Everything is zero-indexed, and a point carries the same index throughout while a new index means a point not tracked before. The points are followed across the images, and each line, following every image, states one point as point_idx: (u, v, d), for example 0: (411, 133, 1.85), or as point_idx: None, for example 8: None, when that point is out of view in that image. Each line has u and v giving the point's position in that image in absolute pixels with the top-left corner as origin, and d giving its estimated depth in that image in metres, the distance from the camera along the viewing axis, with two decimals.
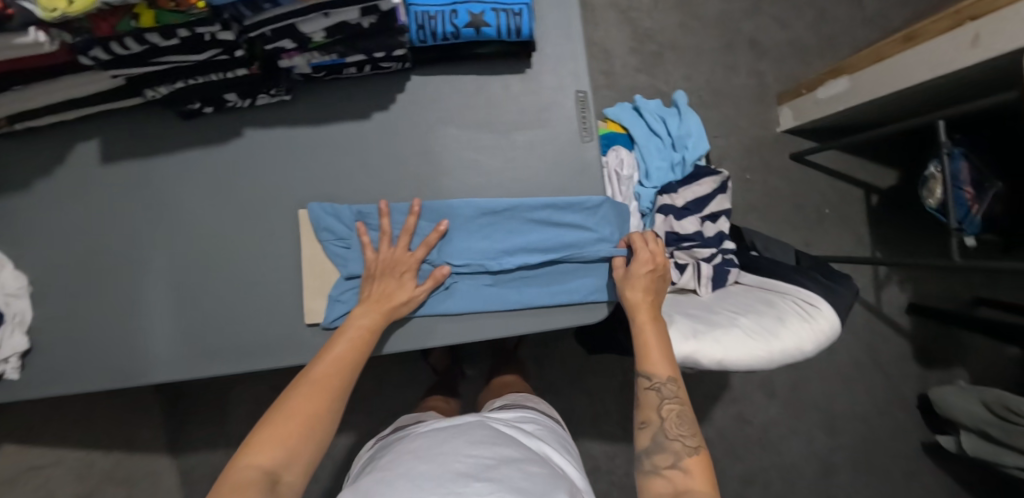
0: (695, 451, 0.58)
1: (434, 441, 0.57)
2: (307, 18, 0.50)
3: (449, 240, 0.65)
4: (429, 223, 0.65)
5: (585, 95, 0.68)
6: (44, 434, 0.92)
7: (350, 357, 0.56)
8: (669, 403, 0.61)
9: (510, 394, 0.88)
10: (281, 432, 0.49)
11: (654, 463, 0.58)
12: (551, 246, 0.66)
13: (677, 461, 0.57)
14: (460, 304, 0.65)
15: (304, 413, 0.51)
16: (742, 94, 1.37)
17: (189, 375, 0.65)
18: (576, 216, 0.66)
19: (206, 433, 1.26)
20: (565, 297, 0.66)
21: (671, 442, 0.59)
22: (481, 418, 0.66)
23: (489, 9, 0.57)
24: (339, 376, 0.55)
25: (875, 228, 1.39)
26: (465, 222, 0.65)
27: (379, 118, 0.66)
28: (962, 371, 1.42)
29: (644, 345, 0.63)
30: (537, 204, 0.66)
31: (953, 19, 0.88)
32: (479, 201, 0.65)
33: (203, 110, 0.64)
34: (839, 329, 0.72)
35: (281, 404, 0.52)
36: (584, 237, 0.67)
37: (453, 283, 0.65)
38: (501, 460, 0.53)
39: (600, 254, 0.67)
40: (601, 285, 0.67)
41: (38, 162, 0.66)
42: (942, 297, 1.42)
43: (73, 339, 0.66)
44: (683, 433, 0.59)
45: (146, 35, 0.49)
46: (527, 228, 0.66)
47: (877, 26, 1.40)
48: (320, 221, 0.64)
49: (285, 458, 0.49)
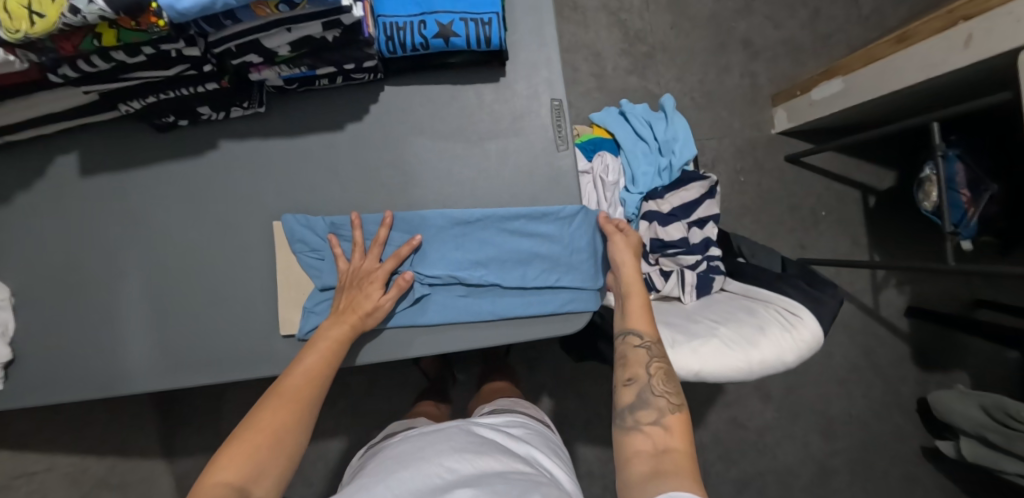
0: (678, 409, 0.56)
1: (416, 447, 0.57)
2: (271, 33, 0.50)
3: (422, 251, 0.65)
4: (401, 234, 0.65)
5: (560, 103, 0.67)
6: (37, 439, 0.94)
7: (320, 370, 0.56)
8: (658, 362, 0.60)
9: (499, 399, 0.86)
10: (248, 448, 0.48)
11: (637, 419, 0.56)
12: (526, 256, 0.66)
13: (659, 418, 0.55)
14: (433, 315, 0.65)
15: (272, 426, 0.50)
16: (735, 95, 1.36)
17: (168, 385, 0.66)
18: (551, 224, 0.66)
19: (201, 437, 1.27)
20: (539, 308, 0.66)
21: (656, 399, 0.57)
22: (465, 422, 0.66)
23: (457, 20, 0.57)
24: (308, 389, 0.54)
25: (873, 229, 1.37)
26: (439, 233, 0.65)
27: (353, 128, 0.66)
28: (963, 374, 1.39)
29: (633, 306, 0.65)
30: (511, 213, 0.65)
31: (946, 19, 0.86)
32: (452, 212, 0.65)
33: (178, 122, 0.64)
34: (822, 339, 0.71)
35: (249, 419, 0.51)
36: (559, 246, 0.66)
37: (427, 294, 0.65)
38: (483, 471, 0.51)
39: (574, 263, 0.66)
40: (576, 295, 0.67)
41: (19, 176, 0.67)
42: (942, 299, 1.39)
43: (55, 349, 0.67)
44: (668, 390, 0.58)
45: (111, 53, 0.49)
46: (501, 237, 0.66)
47: (873, 24, 1.37)
48: (294, 233, 0.64)
49: (253, 474, 0.47)
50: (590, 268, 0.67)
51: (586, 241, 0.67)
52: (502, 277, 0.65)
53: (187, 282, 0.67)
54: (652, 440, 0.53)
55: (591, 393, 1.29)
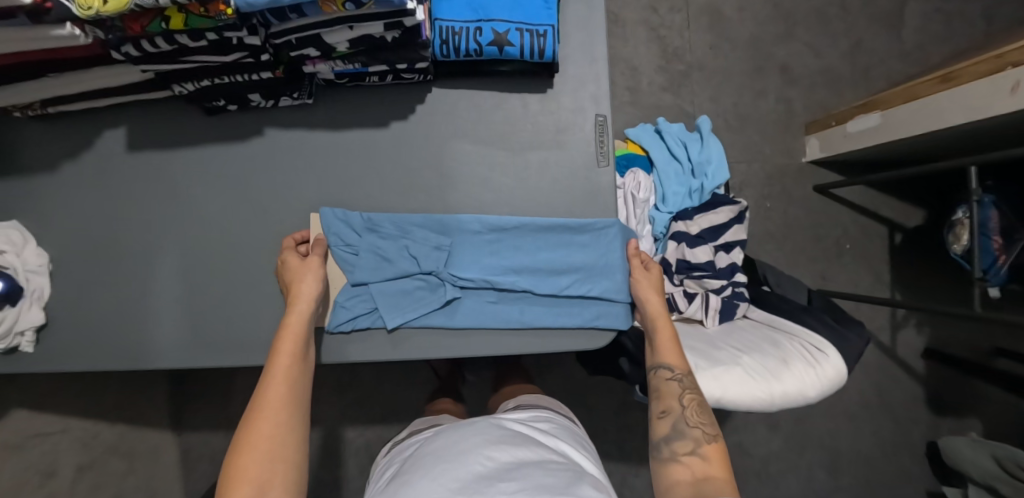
0: (714, 438, 0.57)
1: (452, 441, 0.57)
2: (332, 29, 0.51)
3: (456, 254, 0.66)
4: (433, 234, 0.65)
5: (604, 119, 0.67)
6: (54, 402, 0.95)
7: (290, 366, 0.56)
8: (690, 392, 0.61)
9: (524, 395, 0.87)
10: (246, 463, 0.48)
11: (673, 450, 0.57)
12: (558, 268, 0.67)
13: (695, 448, 0.56)
14: (463, 319, 0.65)
15: (260, 442, 0.50)
16: (768, 120, 1.35)
17: (194, 363, 0.67)
18: (584, 239, 0.67)
19: (208, 415, 1.28)
20: (568, 320, 0.66)
21: (691, 429, 0.58)
22: (492, 417, 0.66)
23: (513, 29, 0.57)
24: (283, 388, 0.54)
25: (897, 267, 1.35)
26: (474, 237, 0.66)
27: (397, 127, 0.66)
28: (976, 422, 1.37)
29: (661, 338, 0.65)
30: (546, 225, 0.66)
31: (994, 63, 0.85)
32: (488, 218, 0.66)
33: (227, 107, 0.65)
34: (845, 376, 0.70)
35: (239, 436, 0.51)
36: (591, 261, 0.67)
37: (459, 297, 0.65)
38: (523, 462, 0.52)
39: (605, 280, 0.67)
40: (604, 311, 0.67)
41: (67, 146, 0.69)
42: (961, 344, 1.37)
43: (86, 318, 0.68)
44: (703, 420, 0.59)
45: (175, 36, 0.50)
46: (534, 246, 0.67)
47: (915, 60, 1.35)
48: (331, 227, 0.64)
49: (260, 485, 0.48)
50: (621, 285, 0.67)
51: (619, 259, 0.68)
52: (533, 287, 0.65)
53: (221, 264, 0.68)
54: (691, 470, 0.54)
55: (598, 406, 1.29)
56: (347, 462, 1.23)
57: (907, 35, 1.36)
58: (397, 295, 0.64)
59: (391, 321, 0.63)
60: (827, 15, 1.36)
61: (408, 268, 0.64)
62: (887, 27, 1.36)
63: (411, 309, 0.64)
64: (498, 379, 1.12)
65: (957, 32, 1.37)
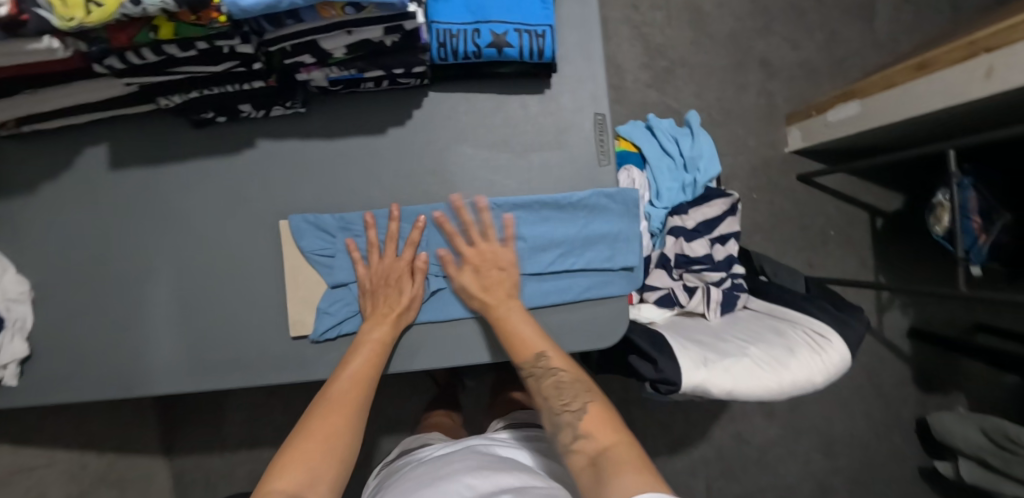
0: (583, 411, 0.57)
1: (437, 468, 0.58)
2: (331, 34, 0.49)
3: (433, 244, 0.65)
4: (409, 225, 0.64)
5: (603, 117, 0.67)
6: (36, 434, 0.91)
7: (366, 374, 0.57)
8: (547, 379, 0.60)
9: (514, 412, 0.88)
10: (306, 448, 0.49)
11: (562, 444, 0.56)
12: (540, 246, 0.66)
13: (576, 432, 0.55)
14: (451, 309, 0.65)
15: (321, 433, 0.51)
16: (752, 113, 1.37)
17: (189, 387, 0.65)
18: (563, 214, 0.66)
19: (201, 438, 1.24)
20: (557, 297, 0.66)
21: (563, 418, 0.57)
22: (486, 443, 0.67)
23: (512, 30, 0.56)
24: (355, 393, 0.55)
25: (880, 251, 1.39)
26: (455, 224, 0.65)
27: (395, 133, 0.65)
28: (961, 397, 1.41)
29: (508, 333, 0.60)
30: (525, 203, 0.65)
31: (966, 50, 0.88)
32: (464, 204, 0.64)
33: (216, 119, 0.63)
34: (850, 361, 0.71)
35: (302, 423, 0.52)
36: (573, 236, 0.66)
37: (444, 287, 0.65)
38: (501, 488, 0.51)
39: (594, 257, 0.66)
40: (594, 282, 0.67)
41: (45, 167, 0.65)
42: (944, 323, 1.41)
43: (72, 347, 0.65)
44: (568, 402, 0.58)
45: (163, 46, 0.48)
46: (515, 227, 0.66)
47: (887, 50, 1.40)
48: (302, 234, 0.63)
49: (313, 476, 0.47)
50: (603, 270, 0.67)
51: (599, 234, 0.67)
52: (517, 267, 0.65)
53: (214, 281, 0.65)
54: (584, 453, 0.53)
55: None
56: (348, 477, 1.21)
57: (878, 25, 1.40)
58: None
59: None
60: (803, 8, 1.39)
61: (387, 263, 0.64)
62: (861, 19, 1.40)
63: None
64: (498, 385, 1.12)
65: (927, 20, 1.41)
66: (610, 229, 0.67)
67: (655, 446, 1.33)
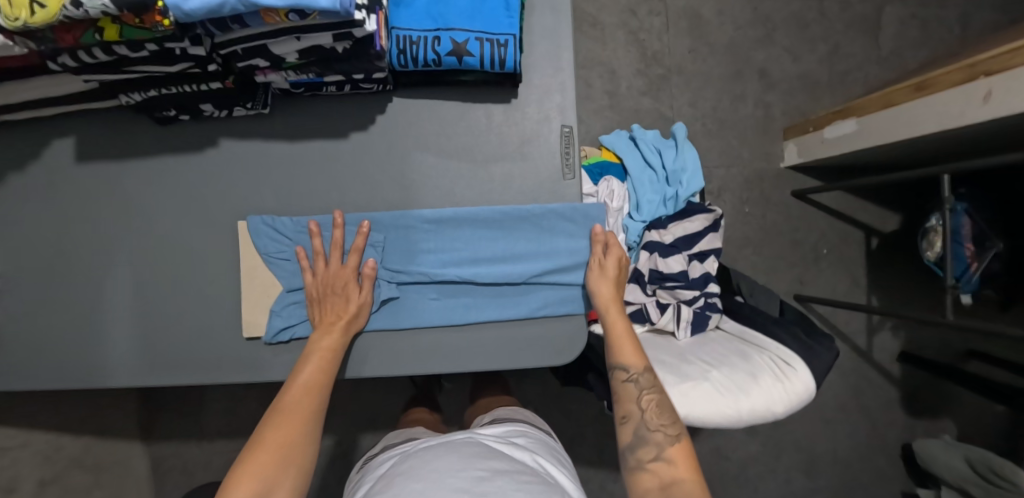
0: (677, 439, 0.57)
1: (426, 459, 0.59)
2: (278, 40, 0.48)
3: (391, 250, 0.65)
4: (357, 230, 0.64)
5: (570, 130, 0.65)
6: (10, 415, 0.93)
7: (320, 381, 0.57)
8: (648, 393, 0.60)
9: (499, 409, 0.88)
10: (262, 460, 0.50)
11: (638, 459, 0.56)
12: (499, 258, 0.66)
13: (659, 453, 0.56)
14: (404, 319, 0.65)
15: (276, 443, 0.51)
16: (747, 125, 1.35)
17: (145, 382, 0.66)
18: (524, 227, 0.65)
19: (179, 424, 1.25)
20: (513, 312, 0.65)
21: (653, 434, 0.57)
22: (470, 435, 0.68)
23: (472, 38, 0.56)
24: (313, 401, 0.56)
25: (874, 271, 1.36)
26: (412, 233, 0.65)
27: (357, 138, 0.64)
28: (950, 424, 1.38)
29: (618, 337, 0.63)
30: (485, 215, 0.64)
31: (967, 72, 0.85)
32: (422, 211, 0.64)
33: (180, 117, 0.63)
34: (814, 392, 0.70)
35: (256, 437, 0.52)
36: (532, 250, 0.66)
37: (396, 296, 0.65)
38: (495, 475, 0.55)
39: (550, 271, 0.65)
40: (553, 300, 0.66)
41: (12, 157, 0.66)
42: (937, 348, 1.38)
43: (33, 335, 0.66)
44: (664, 422, 0.58)
45: (113, 47, 0.47)
46: (474, 238, 0.65)
47: (891, 66, 1.36)
48: (260, 235, 0.64)
49: (268, 485, 0.49)
50: (561, 285, 0.67)
51: (560, 249, 0.66)
52: (474, 278, 0.65)
53: (173, 278, 0.66)
54: (657, 476, 0.55)
55: (576, 412, 1.29)
56: (323, 471, 1.23)
57: (884, 40, 1.36)
58: None
59: None
60: (805, 19, 1.35)
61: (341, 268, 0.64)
62: (866, 32, 1.36)
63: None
64: (476, 388, 1.12)
65: (934, 37, 1.37)
66: (572, 246, 0.66)
67: None
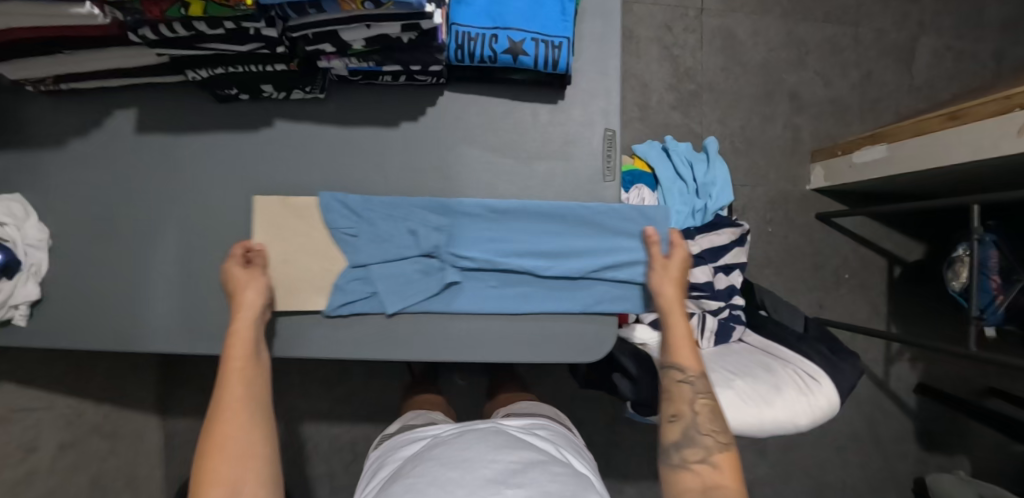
0: (726, 447, 0.58)
1: (456, 447, 0.59)
2: (350, 26, 0.51)
3: (457, 236, 0.66)
4: (429, 212, 0.65)
5: (613, 133, 0.67)
6: (39, 378, 0.96)
7: (243, 371, 0.58)
8: (703, 397, 0.61)
9: (521, 402, 0.91)
10: (217, 465, 0.52)
11: (684, 457, 0.58)
12: (559, 251, 0.67)
13: (707, 456, 0.58)
14: (465, 303, 0.66)
15: (226, 447, 0.53)
16: (775, 145, 1.36)
17: (182, 350, 0.68)
18: (583, 223, 0.67)
19: (196, 400, 1.28)
20: (554, 306, 0.67)
21: (703, 437, 0.59)
22: (494, 424, 0.69)
23: (529, 39, 0.58)
24: (241, 390, 0.57)
25: (895, 300, 1.36)
26: (474, 220, 0.66)
27: (406, 127, 0.66)
28: (964, 460, 1.36)
29: (676, 338, 0.64)
30: (552, 208, 0.66)
31: (1001, 104, 0.86)
32: (489, 201, 0.66)
33: (239, 96, 0.65)
34: (837, 407, 0.70)
35: (204, 444, 0.53)
36: (593, 246, 0.67)
37: (459, 281, 0.66)
38: (526, 466, 0.56)
39: (599, 268, 0.66)
40: (608, 297, 0.68)
41: (75, 123, 0.69)
42: (955, 382, 1.36)
43: (79, 295, 0.69)
44: (715, 428, 0.60)
45: (193, 23, 0.50)
46: (537, 231, 0.67)
47: (923, 95, 1.37)
48: (330, 210, 0.65)
49: (235, 483, 0.52)
50: (619, 285, 0.68)
51: (593, 249, 0.67)
52: (534, 270, 0.66)
53: (218, 251, 0.68)
54: (701, 478, 0.57)
55: (586, 419, 1.29)
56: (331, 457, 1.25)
57: (917, 70, 1.37)
58: (398, 280, 0.65)
59: (390, 305, 0.64)
60: (839, 44, 1.36)
61: (408, 248, 0.65)
62: (899, 61, 1.37)
63: (411, 295, 0.65)
64: (491, 386, 1.13)
65: (968, 70, 1.37)
66: (632, 247, 0.68)
67: (636, 467, 1.30)
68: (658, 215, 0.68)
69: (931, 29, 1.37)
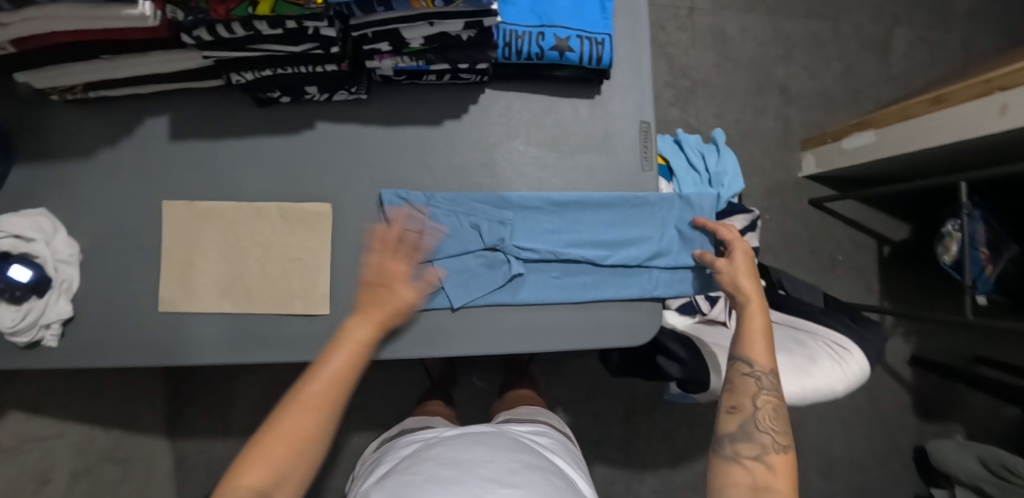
0: (783, 449, 0.58)
1: (455, 449, 0.59)
2: (413, 24, 0.52)
3: (516, 231, 0.67)
4: (487, 207, 0.66)
5: (648, 125, 0.70)
6: (50, 405, 0.91)
7: (343, 378, 0.52)
8: (767, 394, 0.62)
9: (518, 409, 0.90)
10: (271, 451, 0.46)
11: (737, 450, 0.59)
12: (614, 240, 0.69)
13: (761, 454, 0.58)
14: (529, 295, 0.67)
15: (290, 433, 0.47)
16: (768, 137, 1.42)
17: (229, 360, 0.65)
18: (632, 212, 0.70)
19: (206, 421, 1.24)
20: (613, 292, 0.68)
21: (761, 434, 0.59)
22: (499, 429, 0.70)
23: (574, 36, 0.60)
24: (334, 394, 0.51)
25: (886, 278, 1.43)
26: (535, 213, 0.68)
27: (450, 125, 0.67)
28: (959, 426, 1.45)
29: (751, 333, 0.65)
30: (604, 200, 0.69)
31: (982, 87, 0.93)
32: (547, 194, 0.68)
33: (280, 99, 0.65)
34: (867, 372, 0.75)
35: (268, 423, 0.48)
36: (646, 233, 0.70)
37: (523, 273, 0.67)
38: (523, 470, 0.55)
39: (648, 252, 0.69)
40: (662, 281, 0.70)
41: (103, 133, 0.67)
42: (946, 352, 1.45)
43: (114, 311, 0.66)
44: (775, 428, 0.60)
45: (255, 22, 0.50)
46: (592, 222, 0.69)
47: (900, 84, 1.46)
48: (393, 208, 0.65)
49: (276, 479, 0.45)
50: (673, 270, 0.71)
51: (643, 236, 0.70)
52: (595, 259, 0.68)
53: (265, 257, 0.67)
54: (752, 475, 0.57)
55: (604, 412, 1.31)
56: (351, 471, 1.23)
57: (894, 61, 1.46)
58: (462, 275, 0.66)
59: (456, 299, 0.64)
60: (822, 39, 1.45)
61: (472, 243, 0.66)
62: (877, 53, 1.46)
63: (476, 288, 0.65)
64: (507, 384, 1.13)
65: (939, 59, 1.47)
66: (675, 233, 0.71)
67: (654, 456, 1.32)
68: (702, 202, 0.72)
69: (904, 22, 1.47)
